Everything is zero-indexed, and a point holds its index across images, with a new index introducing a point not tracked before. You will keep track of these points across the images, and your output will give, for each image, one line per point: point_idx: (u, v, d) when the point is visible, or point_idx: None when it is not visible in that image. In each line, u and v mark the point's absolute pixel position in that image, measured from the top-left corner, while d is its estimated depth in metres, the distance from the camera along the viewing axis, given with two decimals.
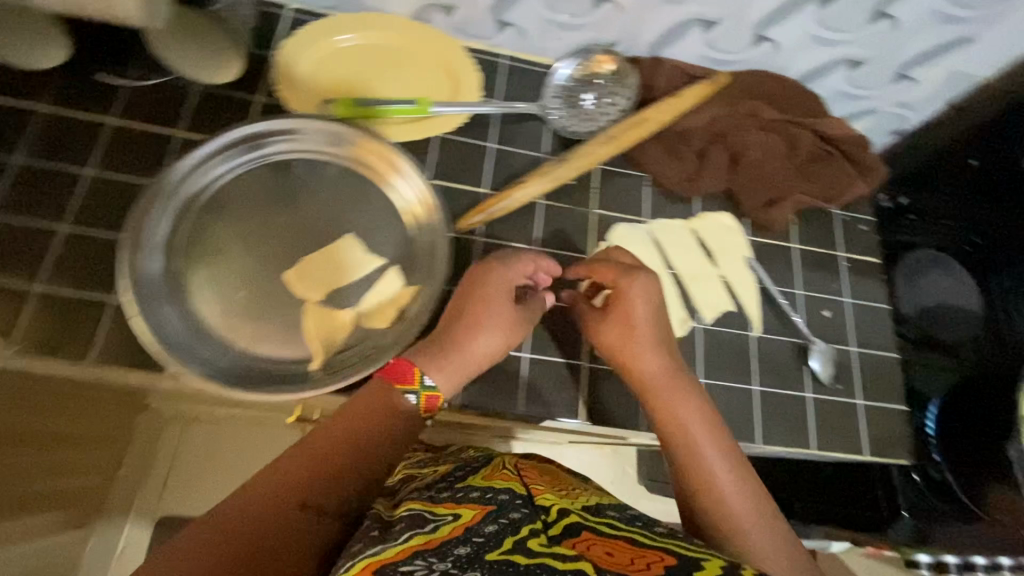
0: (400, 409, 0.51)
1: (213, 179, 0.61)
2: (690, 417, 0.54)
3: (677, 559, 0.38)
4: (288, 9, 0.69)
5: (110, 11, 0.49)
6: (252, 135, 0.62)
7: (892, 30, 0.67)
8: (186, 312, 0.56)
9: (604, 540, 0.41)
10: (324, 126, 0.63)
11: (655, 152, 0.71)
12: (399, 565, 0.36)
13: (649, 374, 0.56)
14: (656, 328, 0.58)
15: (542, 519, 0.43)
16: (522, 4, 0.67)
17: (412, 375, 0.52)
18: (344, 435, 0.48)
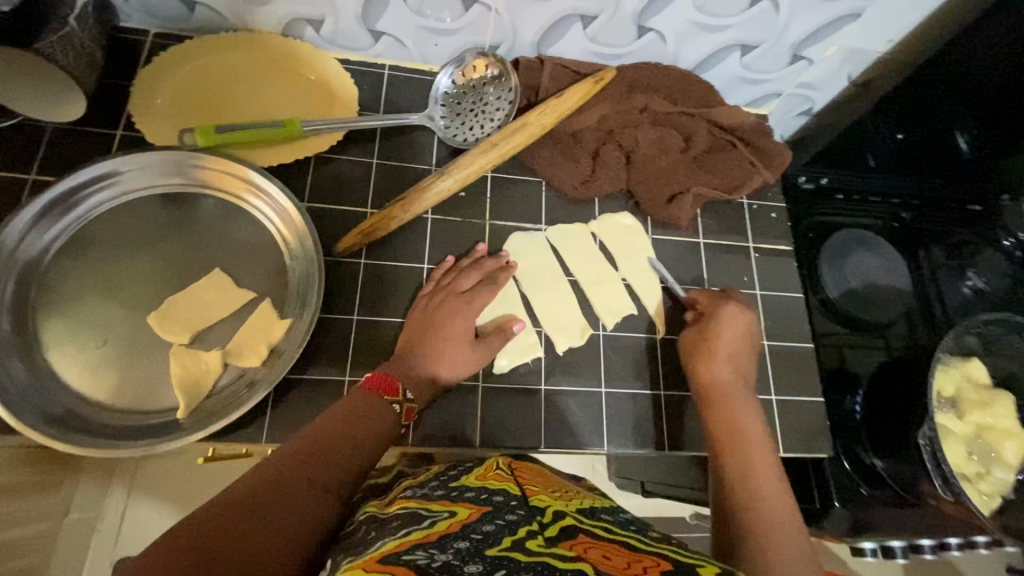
0: (386, 418, 0.52)
1: (51, 240, 0.57)
2: (747, 421, 0.54)
3: (673, 564, 0.34)
4: (149, 35, 0.66)
5: None
6: (71, 190, 0.57)
7: (775, 12, 0.64)
8: (40, 370, 0.52)
9: (599, 543, 0.37)
10: (161, 158, 0.59)
11: (546, 155, 0.69)
12: (399, 554, 0.34)
13: (724, 384, 0.58)
14: (743, 351, 0.60)
15: (539, 523, 0.40)
16: (390, 12, 0.64)
17: (394, 387, 0.54)
18: (317, 441, 0.48)
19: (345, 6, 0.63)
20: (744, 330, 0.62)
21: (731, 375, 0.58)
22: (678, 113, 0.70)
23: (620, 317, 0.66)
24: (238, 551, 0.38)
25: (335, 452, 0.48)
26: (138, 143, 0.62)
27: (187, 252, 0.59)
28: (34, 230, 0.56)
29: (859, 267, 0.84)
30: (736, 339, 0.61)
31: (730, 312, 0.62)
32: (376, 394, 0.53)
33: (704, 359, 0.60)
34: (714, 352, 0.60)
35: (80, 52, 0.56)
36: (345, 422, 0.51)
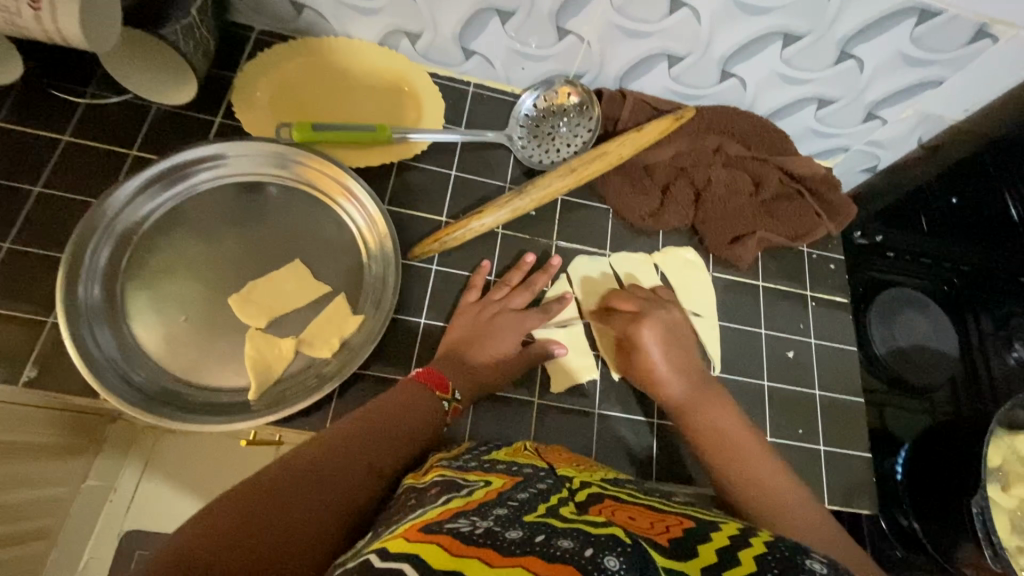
0: (431, 408, 0.54)
1: (151, 212, 0.59)
2: (725, 422, 0.57)
3: (695, 522, 0.36)
4: (255, 31, 0.69)
5: (57, 34, 0.48)
6: (173, 168, 0.60)
7: (859, 71, 0.66)
8: (125, 338, 0.54)
9: (625, 507, 0.39)
10: (266, 148, 0.62)
11: (619, 184, 0.70)
12: (443, 523, 0.33)
13: (683, 396, 0.60)
14: (676, 352, 0.62)
15: (568, 489, 0.42)
16: (486, 33, 0.67)
17: (445, 384, 0.55)
18: (366, 423, 0.50)
19: (445, 24, 0.66)
20: (672, 331, 0.63)
21: (686, 387, 0.60)
22: (751, 158, 0.72)
23: None
24: (282, 525, 0.39)
25: (381, 436, 0.49)
26: (236, 132, 0.65)
27: (271, 240, 0.61)
28: (134, 202, 0.58)
29: (907, 326, 0.84)
30: (669, 343, 0.62)
31: (656, 319, 0.63)
32: (426, 387, 0.55)
33: (649, 373, 0.61)
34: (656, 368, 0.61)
35: (199, 42, 0.59)
36: (393, 410, 0.52)
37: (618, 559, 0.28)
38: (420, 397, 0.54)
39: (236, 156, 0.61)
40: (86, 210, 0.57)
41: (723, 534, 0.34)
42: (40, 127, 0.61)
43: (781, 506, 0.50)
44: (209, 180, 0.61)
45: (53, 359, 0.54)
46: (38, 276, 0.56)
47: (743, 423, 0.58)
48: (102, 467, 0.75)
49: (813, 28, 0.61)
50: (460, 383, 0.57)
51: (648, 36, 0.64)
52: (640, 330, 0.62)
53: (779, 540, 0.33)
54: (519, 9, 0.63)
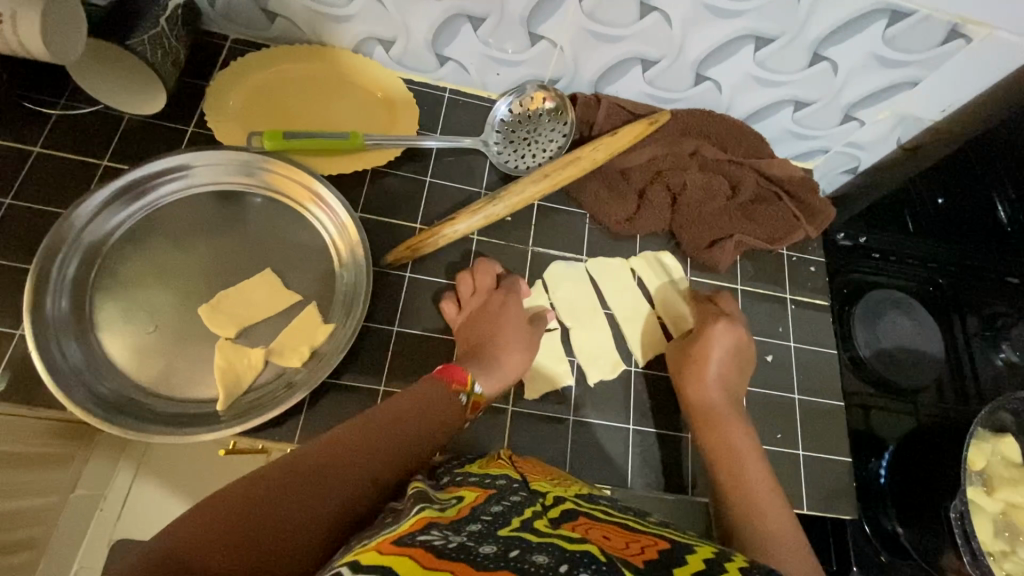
0: (447, 409, 0.53)
1: (121, 223, 0.59)
2: (739, 443, 0.57)
3: (670, 543, 0.36)
4: (228, 40, 0.69)
5: (19, 47, 0.48)
6: (139, 180, 0.60)
7: (832, 73, 0.65)
8: (94, 350, 0.54)
9: (599, 525, 0.38)
10: (233, 156, 0.62)
11: (595, 189, 0.70)
12: (415, 536, 0.33)
13: (712, 406, 0.60)
14: (732, 371, 0.62)
15: (541, 504, 0.42)
16: (459, 39, 0.67)
17: (466, 378, 0.55)
18: (378, 423, 0.49)
19: (417, 30, 0.66)
20: (736, 350, 0.62)
21: (725, 400, 0.60)
22: (727, 161, 0.71)
23: (652, 355, 0.66)
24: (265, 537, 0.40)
25: (388, 440, 0.49)
26: (209, 141, 0.65)
27: (242, 249, 0.61)
28: (102, 215, 0.58)
29: (892, 328, 0.84)
30: (728, 359, 0.62)
31: (729, 333, 0.62)
32: (445, 383, 0.54)
33: (694, 375, 0.61)
34: (706, 372, 0.61)
35: (167, 52, 0.59)
36: (407, 409, 0.51)
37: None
38: (436, 398, 0.53)
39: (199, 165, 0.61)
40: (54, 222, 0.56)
41: (698, 558, 0.34)
42: (12, 139, 0.61)
43: (763, 526, 0.51)
44: (171, 194, 0.61)
45: (20, 370, 0.54)
46: (7, 288, 0.56)
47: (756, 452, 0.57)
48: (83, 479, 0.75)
49: (784, 30, 0.61)
50: (486, 381, 0.57)
51: (620, 40, 0.64)
52: (712, 330, 0.62)
53: (752, 566, 0.33)
54: (489, 15, 0.63)
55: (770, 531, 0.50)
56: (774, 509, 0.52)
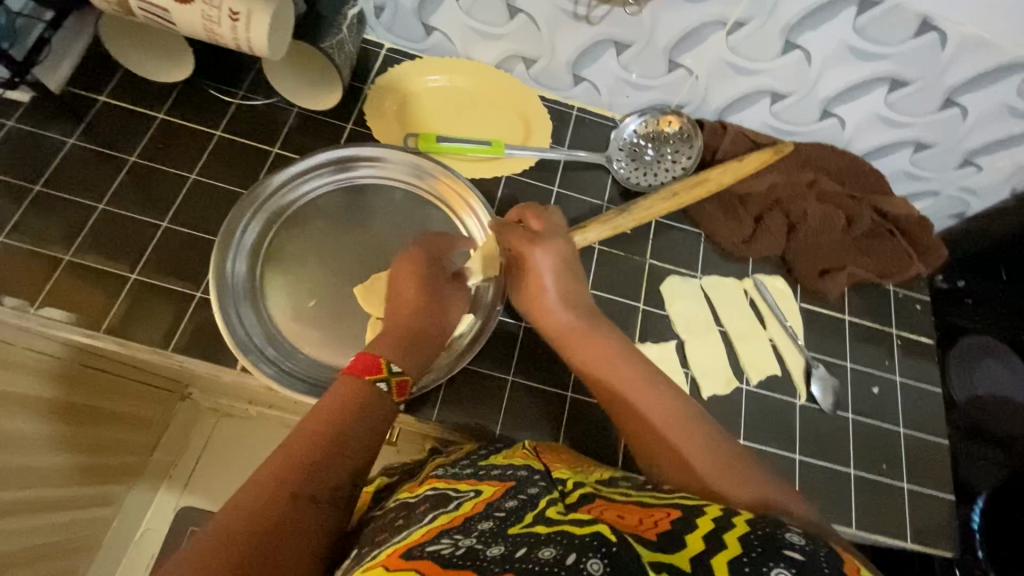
0: (369, 400, 0.50)
1: (301, 197, 0.65)
2: (626, 371, 0.56)
3: (682, 511, 0.38)
4: (384, 48, 0.75)
5: (242, 41, 0.55)
6: (337, 160, 0.66)
7: (960, 118, 0.68)
8: (262, 315, 0.60)
9: (615, 507, 0.41)
10: (409, 158, 0.67)
11: (713, 212, 0.73)
12: (423, 547, 0.36)
13: (562, 327, 0.61)
14: (560, 283, 0.62)
15: (560, 491, 0.44)
16: (600, 62, 0.72)
17: (378, 366, 0.52)
18: (298, 456, 0.44)
19: (562, 51, 0.71)
20: (566, 263, 0.63)
21: (567, 319, 0.61)
22: (845, 195, 0.74)
23: (764, 375, 0.68)
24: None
25: (320, 458, 0.45)
26: (365, 137, 0.71)
27: (393, 240, 0.66)
28: (295, 182, 0.65)
29: (986, 375, 0.83)
30: (559, 273, 0.62)
31: (553, 248, 0.62)
32: (360, 377, 0.51)
33: (551, 312, 0.61)
34: (544, 297, 0.61)
35: (347, 55, 0.65)
36: (334, 417, 0.47)
37: (599, 562, 0.29)
38: (354, 397, 0.49)
39: (387, 162, 0.67)
40: (251, 187, 0.63)
41: (708, 518, 0.36)
42: (198, 122, 0.69)
43: (694, 466, 0.49)
44: (356, 178, 0.67)
45: (196, 327, 0.59)
46: (189, 253, 0.62)
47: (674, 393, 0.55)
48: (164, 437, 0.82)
49: (921, 76, 0.64)
50: (405, 362, 0.54)
51: (756, 73, 0.68)
52: (535, 253, 0.61)
53: (759, 519, 0.36)
54: (635, 42, 0.68)
55: (706, 473, 0.48)
56: (701, 450, 0.50)
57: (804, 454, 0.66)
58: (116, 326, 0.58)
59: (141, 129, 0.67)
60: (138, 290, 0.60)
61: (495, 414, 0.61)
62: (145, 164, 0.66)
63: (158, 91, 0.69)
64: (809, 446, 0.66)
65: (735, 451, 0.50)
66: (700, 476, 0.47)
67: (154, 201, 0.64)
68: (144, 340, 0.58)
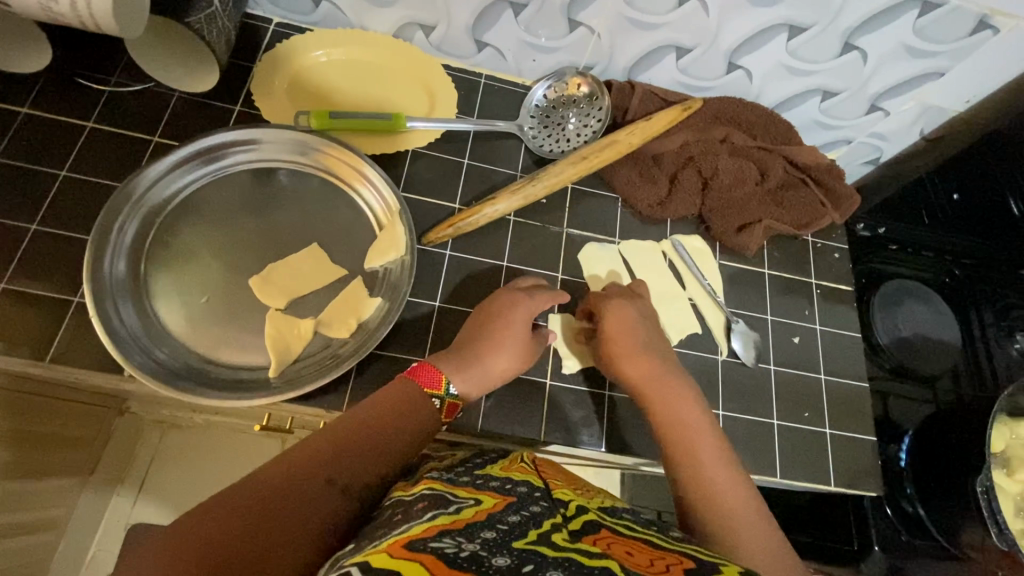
0: (422, 409, 0.51)
1: (180, 189, 0.61)
2: (687, 414, 0.56)
3: (695, 562, 0.36)
4: (272, 23, 0.71)
5: (87, 19, 0.50)
6: (210, 148, 0.62)
7: (861, 62, 0.67)
8: (148, 315, 0.56)
9: (622, 540, 0.39)
10: (290, 135, 0.63)
11: (627, 174, 0.72)
12: (426, 541, 0.33)
13: (650, 374, 0.58)
14: (653, 338, 0.61)
15: (562, 516, 0.42)
16: (499, 25, 0.69)
17: (439, 380, 0.53)
18: (343, 435, 0.47)
19: (458, 16, 0.68)
20: (647, 318, 0.63)
21: (654, 365, 0.59)
22: (756, 147, 0.73)
23: (686, 334, 0.67)
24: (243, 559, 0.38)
25: (352, 450, 0.46)
26: (254, 119, 0.66)
27: (290, 222, 0.62)
28: (167, 177, 0.60)
29: (908, 316, 0.85)
30: (645, 325, 0.62)
31: (625, 306, 0.62)
32: (419, 384, 0.52)
33: (631, 357, 0.59)
34: (630, 346, 0.60)
35: (220, 30, 0.61)
36: (377, 412, 0.49)
37: None
38: (406, 398, 0.51)
39: (264, 142, 0.63)
40: (117, 186, 0.58)
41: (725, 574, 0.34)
42: (67, 114, 0.63)
43: (727, 510, 0.49)
44: (236, 164, 0.63)
45: (76, 334, 0.55)
46: (64, 256, 0.58)
47: (714, 426, 0.56)
48: (113, 448, 0.77)
49: (817, 20, 0.63)
50: (465, 383, 0.54)
51: (656, 27, 0.66)
52: (611, 307, 0.62)
53: None
54: (531, 1, 0.65)
55: (734, 515, 0.49)
56: (741, 500, 0.50)
57: (728, 409, 0.66)
58: None
59: (2, 125, 0.62)
60: (8, 299, 0.56)
61: None
62: (9, 163, 0.60)
63: (20, 83, 0.63)
64: (733, 401, 0.66)
65: (756, 499, 0.51)
66: (732, 525, 0.48)
67: (21, 202, 0.59)
68: (16, 353, 0.54)
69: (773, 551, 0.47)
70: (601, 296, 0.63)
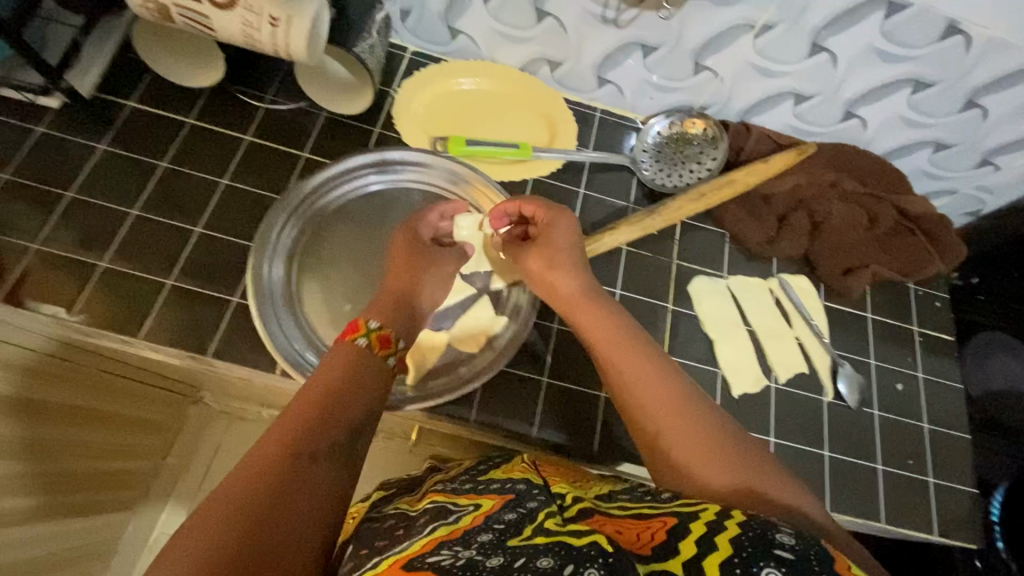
0: (355, 356, 0.50)
1: (342, 196, 0.66)
2: (601, 341, 0.55)
3: (678, 516, 0.39)
4: (408, 51, 0.75)
5: (281, 48, 0.55)
6: (381, 162, 0.67)
7: (981, 119, 0.69)
8: (299, 319, 0.60)
9: (616, 519, 0.40)
10: (449, 163, 0.68)
11: (738, 212, 0.74)
12: (425, 557, 0.36)
13: (564, 296, 0.59)
14: (573, 254, 0.61)
15: (558, 505, 0.43)
16: (625, 65, 0.72)
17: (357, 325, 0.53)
18: (315, 400, 0.45)
19: (588, 54, 0.72)
20: (570, 242, 0.61)
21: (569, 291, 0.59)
22: (866, 194, 0.74)
23: (792, 373, 0.69)
24: None
25: (320, 431, 0.42)
26: (394, 141, 0.71)
27: None
28: (337, 183, 0.66)
29: (1001, 370, 0.85)
30: (575, 253, 0.61)
31: (557, 228, 0.62)
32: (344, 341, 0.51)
33: (546, 283, 0.60)
34: (553, 266, 0.60)
35: (377, 59, 0.65)
36: (326, 377, 0.47)
37: None
38: (356, 360, 0.50)
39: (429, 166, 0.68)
40: (292, 186, 0.64)
41: (701, 522, 0.37)
42: (226, 127, 0.68)
43: (672, 440, 0.48)
44: (397, 180, 0.68)
45: (232, 333, 0.59)
46: (223, 258, 0.62)
47: (642, 344, 0.54)
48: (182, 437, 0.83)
49: (944, 77, 0.65)
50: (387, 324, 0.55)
51: (781, 76, 0.69)
52: (551, 229, 0.62)
53: (752, 519, 0.37)
54: (662, 45, 0.69)
55: (683, 446, 0.47)
56: (688, 425, 0.48)
57: (833, 450, 0.67)
58: (154, 333, 0.58)
59: (170, 134, 0.67)
60: (174, 296, 0.60)
61: (531, 414, 0.62)
62: (176, 169, 0.66)
63: (185, 95, 0.69)
64: (838, 442, 0.67)
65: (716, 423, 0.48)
66: (681, 460, 0.47)
67: (186, 206, 0.64)
68: (180, 346, 0.58)
69: (734, 477, 0.45)
70: (542, 210, 0.62)
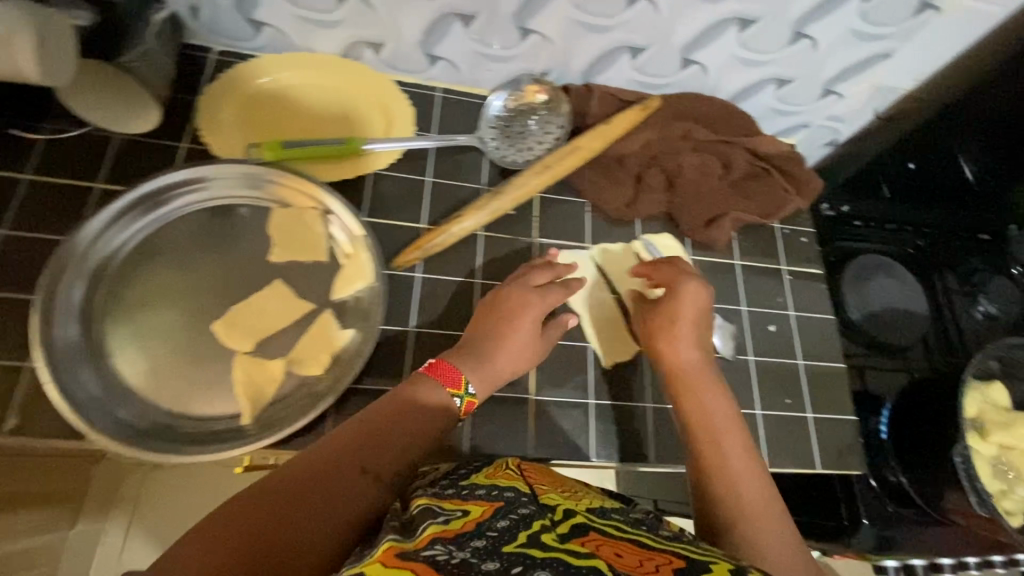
0: (444, 412, 0.49)
1: (126, 243, 0.58)
2: (715, 408, 0.54)
3: (686, 561, 0.33)
4: (212, 52, 0.68)
5: (12, 70, 0.47)
6: (155, 192, 0.59)
7: (812, 50, 0.68)
8: (108, 376, 0.53)
9: (612, 541, 0.35)
10: (238, 169, 0.61)
11: (593, 178, 0.71)
12: (418, 549, 0.31)
13: (688, 364, 0.57)
14: (698, 324, 0.59)
15: (551, 517, 0.38)
16: (449, 38, 0.67)
17: (458, 380, 0.51)
18: (384, 414, 0.47)
19: (407, 31, 0.66)
20: (698, 313, 0.59)
21: (695, 355, 0.57)
22: (718, 141, 0.73)
23: None
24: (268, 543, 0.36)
25: (381, 442, 0.45)
26: (203, 155, 0.64)
27: (252, 257, 0.60)
28: (112, 230, 0.58)
29: (878, 290, 0.87)
30: (694, 318, 0.59)
31: (685, 291, 0.60)
32: (438, 384, 0.50)
33: (671, 348, 0.58)
34: (677, 331, 0.58)
35: (157, 66, 0.58)
36: (395, 412, 0.47)
37: None
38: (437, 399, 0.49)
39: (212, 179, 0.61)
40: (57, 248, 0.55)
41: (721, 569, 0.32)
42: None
43: (748, 508, 0.48)
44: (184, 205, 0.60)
45: (29, 403, 0.52)
46: (9, 321, 0.55)
47: (733, 415, 0.54)
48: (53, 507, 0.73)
49: (765, 12, 0.63)
50: (479, 380, 0.53)
51: (609, 30, 0.66)
52: (681, 290, 0.60)
53: None
54: (479, 13, 0.64)
55: (751, 511, 0.48)
56: (761, 498, 0.49)
57: None
58: None
59: None
60: None
61: None
62: None
63: None
64: None
65: (775, 500, 0.49)
66: (746, 526, 0.47)
67: None
68: None
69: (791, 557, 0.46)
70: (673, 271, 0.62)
